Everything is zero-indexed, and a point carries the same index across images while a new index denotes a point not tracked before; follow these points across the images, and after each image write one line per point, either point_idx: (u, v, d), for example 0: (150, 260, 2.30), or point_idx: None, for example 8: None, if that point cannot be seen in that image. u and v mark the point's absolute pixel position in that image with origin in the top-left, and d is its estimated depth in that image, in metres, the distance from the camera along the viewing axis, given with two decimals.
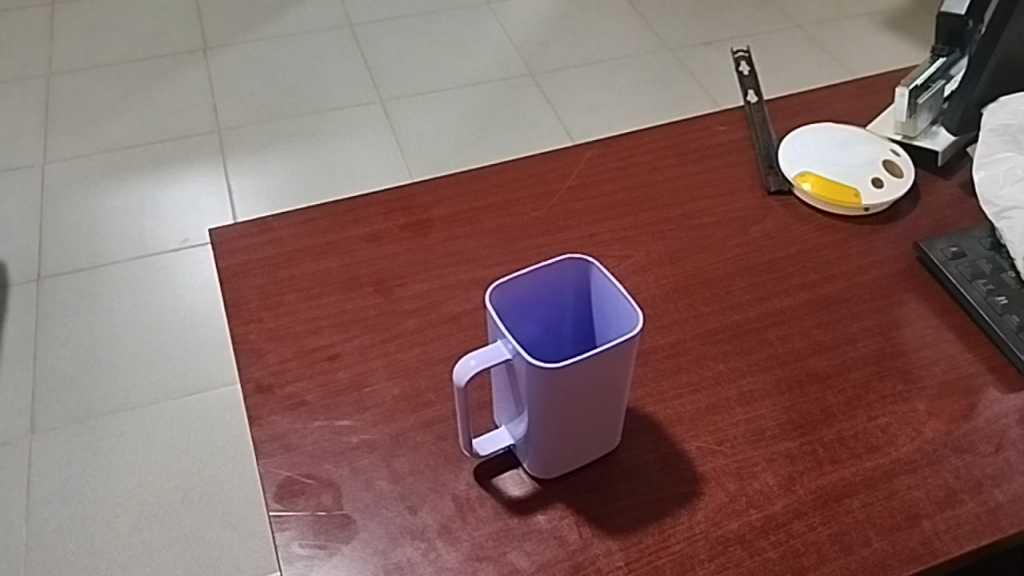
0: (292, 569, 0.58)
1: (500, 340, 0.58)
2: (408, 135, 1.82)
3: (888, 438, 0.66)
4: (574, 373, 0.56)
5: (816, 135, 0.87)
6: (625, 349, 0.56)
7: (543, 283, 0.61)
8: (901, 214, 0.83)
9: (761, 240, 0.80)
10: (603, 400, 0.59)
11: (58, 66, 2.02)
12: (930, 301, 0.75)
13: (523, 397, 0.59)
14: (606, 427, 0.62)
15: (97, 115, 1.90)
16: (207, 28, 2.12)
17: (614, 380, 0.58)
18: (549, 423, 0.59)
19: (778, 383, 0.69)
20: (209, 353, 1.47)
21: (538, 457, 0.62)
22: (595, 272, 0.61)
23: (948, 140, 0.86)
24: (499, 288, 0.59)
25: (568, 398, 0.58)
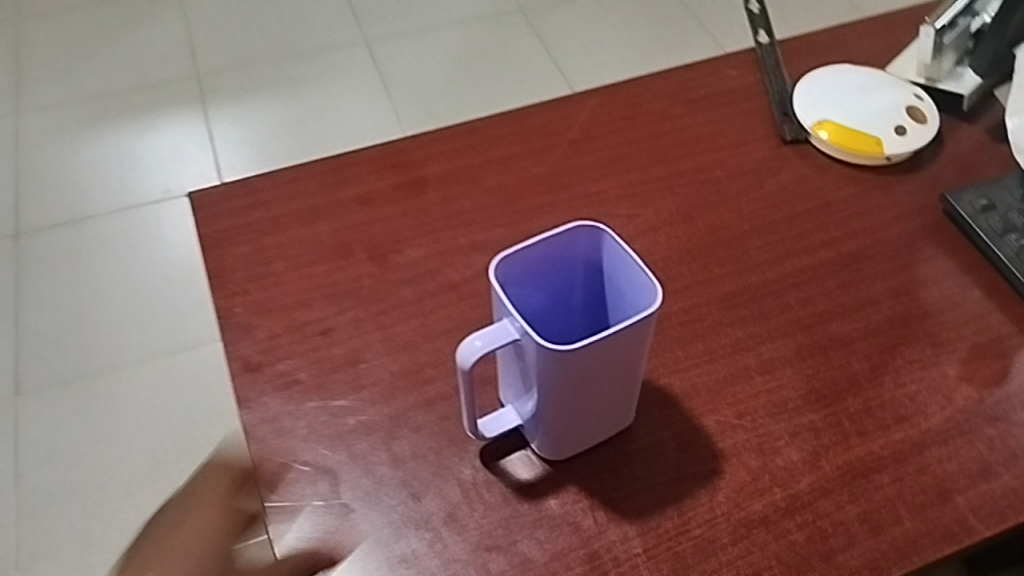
0: (312, 532, 0.56)
1: (506, 316, 0.53)
2: (396, 79, 1.75)
3: (918, 406, 0.62)
4: (590, 351, 0.52)
5: (834, 80, 0.82)
6: (644, 322, 0.52)
7: (551, 252, 0.57)
8: (925, 163, 0.78)
9: (778, 194, 0.76)
10: (619, 376, 0.56)
11: (28, 11, 1.93)
12: (957, 258, 0.71)
13: (532, 377, 0.55)
14: (621, 406, 0.58)
15: (72, 62, 1.81)
16: None
17: (631, 355, 0.54)
18: (562, 403, 0.55)
19: (800, 350, 0.65)
20: (193, 309, 1.42)
21: (549, 438, 0.58)
22: (608, 239, 0.56)
23: (975, 84, 0.81)
24: (504, 260, 0.55)
25: (581, 378, 0.54)
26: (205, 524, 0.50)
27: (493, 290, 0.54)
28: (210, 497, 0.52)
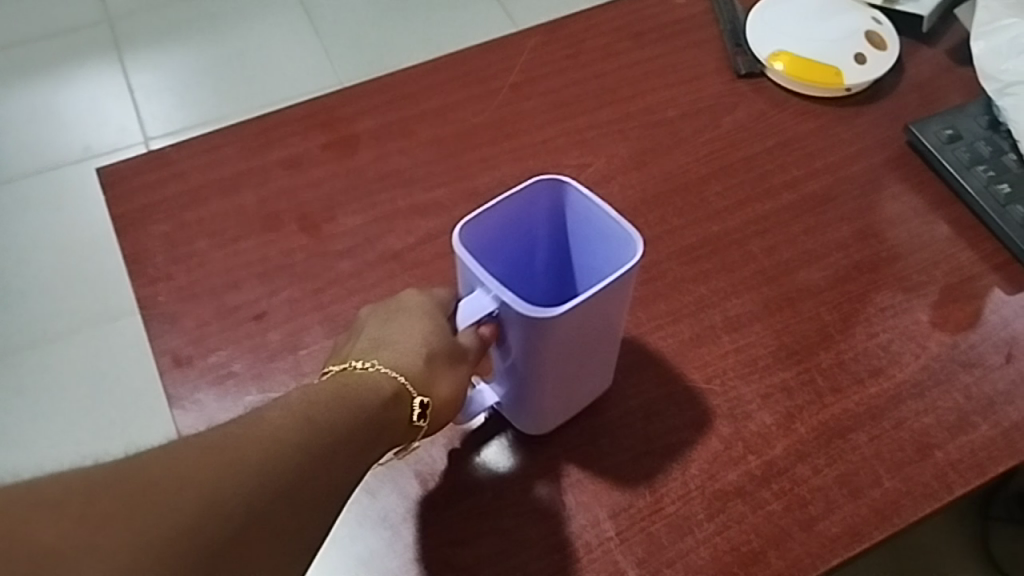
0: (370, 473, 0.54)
1: (478, 286, 0.49)
2: (321, 12, 1.65)
3: (891, 357, 0.59)
4: (575, 318, 0.48)
5: (789, 6, 0.77)
6: (627, 280, 0.48)
7: (515, 213, 0.52)
8: (886, 92, 0.74)
9: (736, 132, 0.71)
10: (599, 344, 0.52)
11: None
12: (923, 193, 0.68)
13: (507, 353, 0.50)
14: (596, 376, 0.55)
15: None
16: None
17: (612, 320, 0.51)
18: (551, 375, 0.51)
19: (767, 303, 0.62)
20: (110, 277, 1.34)
21: (533, 415, 0.54)
22: (575, 194, 0.52)
23: (934, 3, 0.77)
24: (467, 224, 0.50)
25: (565, 347, 0.49)
26: (435, 326, 0.51)
27: (461, 259, 0.49)
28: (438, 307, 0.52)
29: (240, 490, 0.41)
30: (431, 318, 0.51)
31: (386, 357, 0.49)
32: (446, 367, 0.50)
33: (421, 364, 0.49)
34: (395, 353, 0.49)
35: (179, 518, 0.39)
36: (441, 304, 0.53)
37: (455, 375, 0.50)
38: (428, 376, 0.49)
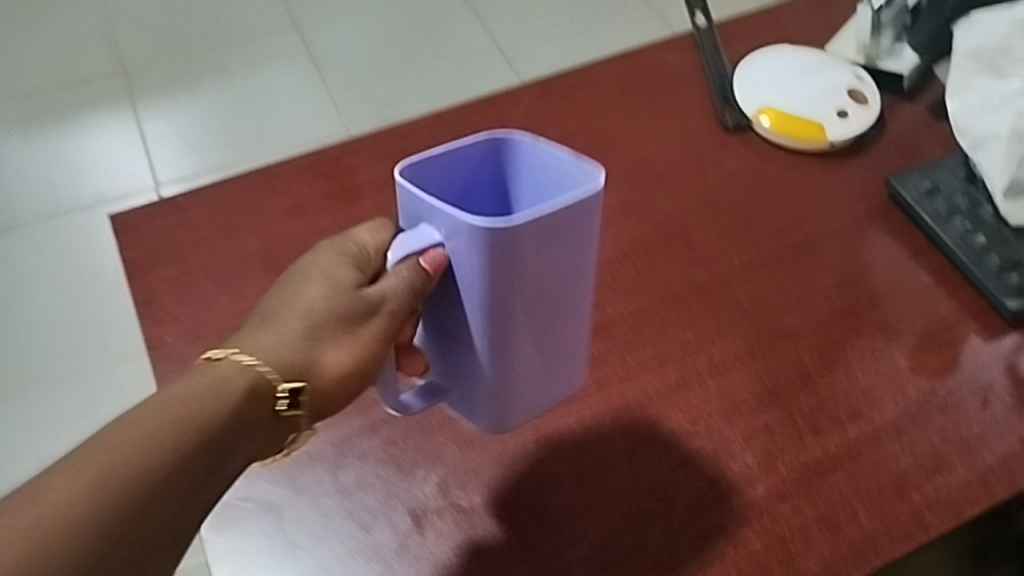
0: (367, 510, 0.56)
1: (423, 221, 0.46)
2: (330, 64, 1.70)
3: (870, 401, 0.61)
4: (531, 236, 0.44)
5: (775, 64, 0.80)
6: (594, 200, 0.45)
7: (470, 166, 0.50)
8: (868, 146, 0.77)
9: (724, 185, 0.74)
10: (572, 289, 0.48)
11: None
12: (903, 243, 0.70)
13: (462, 298, 0.47)
14: (577, 337, 0.51)
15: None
16: None
17: (583, 254, 0.47)
18: (514, 320, 0.47)
19: (751, 348, 0.64)
20: (120, 319, 1.36)
21: (499, 377, 0.50)
22: (527, 145, 0.49)
23: (914, 62, 0.79)
24: (413, 170, 0.48)
25: (524, 281, 0.46)
26: (328, 297, 0.47)
27: (403, 193, 0.47)
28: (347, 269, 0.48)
29: (99, 523, 0.39)
30: (328, 285, 0.47)
31: (261, 340, 0.46)
32: (327, 349, 0.47)
33: (293, 349, 0.46)
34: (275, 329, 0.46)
35: (46, 559, 0.37)
36: (355, 255, 0.49)
37: (340, 357, 0.47)
38: (300, 359, 0.46)
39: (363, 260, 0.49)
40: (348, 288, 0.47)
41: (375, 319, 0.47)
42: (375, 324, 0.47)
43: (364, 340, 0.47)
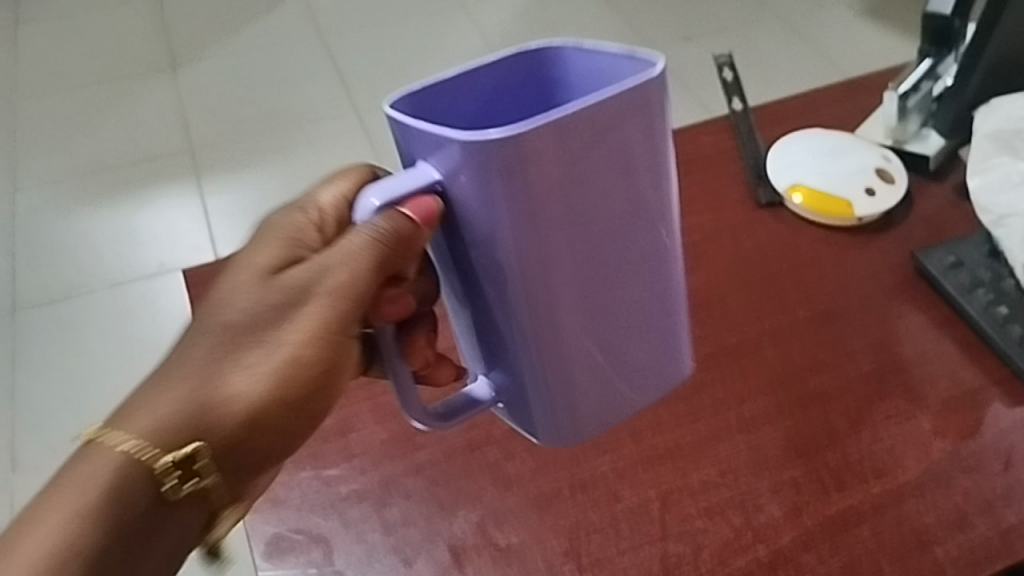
0: (406, 549, 0.60)
1: (420, 159, 0.40)
2: (385, 145, 1.79)
3: (895, 460, 0.64)
4: (557, 148, 0.36)
5: (806, 144, 0.85)
6: (632, 105, 0.37)
7: (496, 86, 0.44)
8: (896, 223, 0.80)
9: (755, 256, 0.78)
10: (624, 229, 0.40)
11: (34, 105, 2.03)
12: (929, 313, 0.73)
13: (490, 247, 0.40)
14: (647, 298, 0.43)
15: (80, 147, 1.89)
16: (177, 48, 2.13)
17: (631, 183, 0.39)
18: (559, 263, 0.39)
19: (780, 407, 0.67)
20: None
21: (554, 341, 0.42)
22: (567, 48, 0.44)
23: (939, 144, 0.84)
24: (427, 91, 0.42)
25: (561, 212, 0.38)
26: (248, 303, 0.45)
27: (393, 125, 0.40)
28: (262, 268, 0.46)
29: None
30: (240, 292, 0.45)
31: (155, 394, 0.44)
32: (245, 370, 0.44)
33: (202, 385, 0.44)
34: (178, 360, 0.45)
35: None
36: (286, 244, 0.46)
37: (265, 372, 0.45)
38: (211, 390, 0.44)
39: (293, 248, 0.46)
40: (266, 289, 0.45)
41: (305, 313, 0.45)
42: (306, 320, 0.45)
43: (298, 344, 0.45)
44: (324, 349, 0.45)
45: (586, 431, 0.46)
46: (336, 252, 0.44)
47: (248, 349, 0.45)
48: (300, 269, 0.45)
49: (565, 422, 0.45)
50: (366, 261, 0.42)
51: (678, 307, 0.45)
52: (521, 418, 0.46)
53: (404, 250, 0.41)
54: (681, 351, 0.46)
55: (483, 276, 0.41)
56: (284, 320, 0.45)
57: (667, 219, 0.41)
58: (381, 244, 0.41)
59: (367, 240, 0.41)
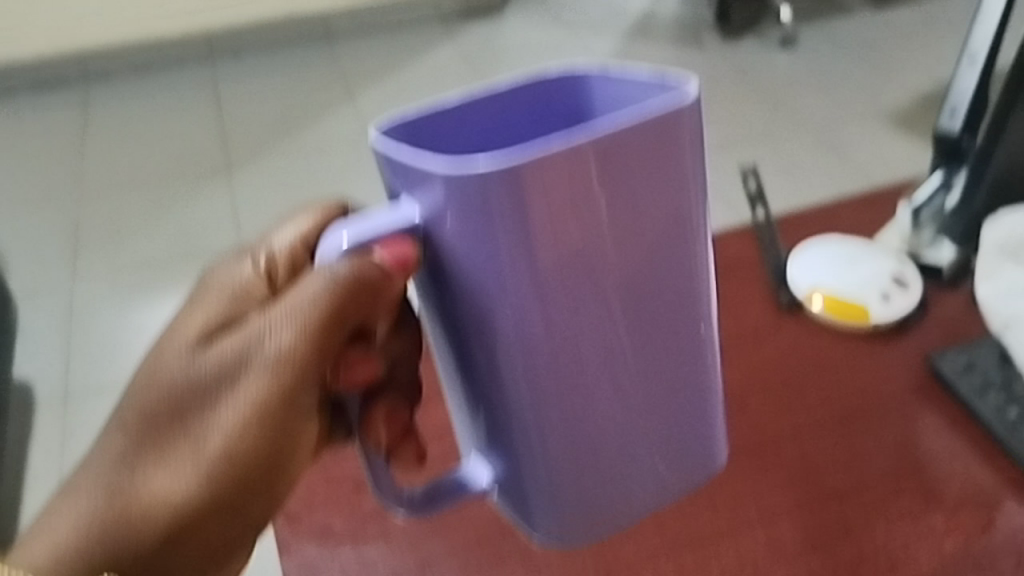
0: None
1: (405, 195, 0.43)
2: None
3: (910, 555, 0.66)
4: (558, 177, 0.38)
5: (825, 251, 0.90)
6: (647, 134, 0.39)
7: (516, 108, 0.48)
8: (912, 327, 0.84)
9: (777, 357, 0.82)
10: (617, 268, 0.41)
11: (117, 262, 2.22)
12: (944, 414, 0.76)
13: (487, 281, 0.42)
14: (642, 342, 0.44)
15: (160, 306, 2.07)
16: (246, 211, 2.33)
17: (624, 221, 0.41)
18: (558, 291, 0.41)
19: (798, 501, 0.70)
20: None
21: (553, 371, 0.43)
22: (592, 74, 0.48)
23: (953, 254, 0.88)
24: (441, 111, 0.46)
25: (560, 241, 0.40)
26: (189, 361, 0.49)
27: (381, 153, 0.43)
28: (195, 338, 0.50)
29: None
30: (172, 369, 0.50)
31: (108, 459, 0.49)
32: (195, 425, 0.50)
33: (151, 444, 0.49)
34: (110, 455, 0.49)
35: None
36: (224, 298, 0.52)
37: (191, 465, 0.50)
38: (137, 488, 0.49)
39: (235, 302, 0.52)
40: (198, 363, 0.49)
41: (240, 390, 0.50)
42: (239, 399, 0.50)
43: (230, 425, 0.50)
44: (257, 425, 0.50)
45: (578, 480, 0.47)
46: (277, 314, 0.48)
47: (177, 440, 0.50)
48: (236, 339, 0.49)
49: (555, 468, 0.47)
50: (310, 316, 0.47)
51: (691, 345, 0.46)
52: (513, 465, 0.48)
53: (375, 293, 0.45)
54: (684, 401, 0.47)
55: (474, 313, 0.43)
56: (221, 390, 0.50)
57: (665, 263, 0.43)
58: (339, 290, 0.45)
59: (323, 287, 0.46)
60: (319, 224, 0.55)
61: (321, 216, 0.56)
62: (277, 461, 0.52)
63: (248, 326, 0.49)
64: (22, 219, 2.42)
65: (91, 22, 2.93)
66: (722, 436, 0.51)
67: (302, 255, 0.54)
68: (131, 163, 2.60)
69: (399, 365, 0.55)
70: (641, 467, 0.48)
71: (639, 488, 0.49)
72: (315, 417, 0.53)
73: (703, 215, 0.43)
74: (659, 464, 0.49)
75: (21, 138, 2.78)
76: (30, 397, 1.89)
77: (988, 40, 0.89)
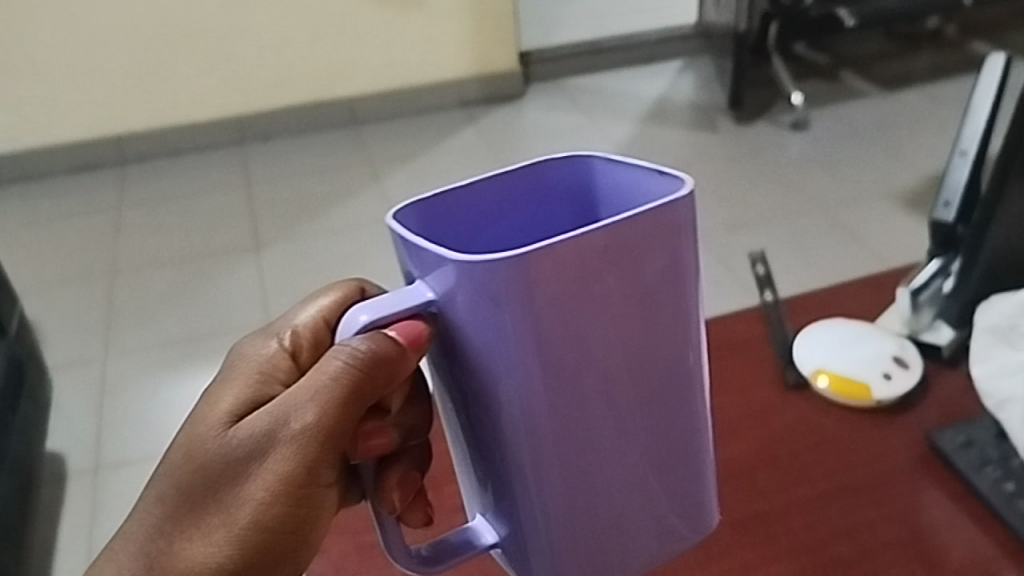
0: None
1: (416, 277, 0.48)
2: None
3: None
4: (564, 264, 0.44)
5: (830, 334, 0.95)
6: (642, 226, 0.44)
7: (519, 185, 0.55)
8: (914, 405, 0.89)
9: (784, 432, 0.87)
10: (614, 352, 0.47)
11: (142, 344, 2.27)
12: (946, 487, 0.80)
13: (495, 359, 0.47)
14: (637, 418, 0.49)
15: (184, 388, 2.12)
16: (270, 293, 2.38)
17: (621, 312, 0.46)
18: (562, 367, 0.46)
19: (803, 569, 0.74)
20: None
21: (559, 438, 0.48)
22: (595, 159, 0.54)
23: (951, 335, 0.93)
24: (454, 191, 0.52)
25: (564, 321, 0.45)
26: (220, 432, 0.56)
27: (399, 241, 0.48)
28: (228, 416, 0.57)
29: None
30: (207, 443, 0.56)
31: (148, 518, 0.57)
32: (221, 490, 0.55)
33: (182, 506, 0.56)
34: (150, 527, 0.56)
35: None
36: (256, 374, 0.59)
37: (221, 536, 0.55)
38: (176, 557, 0.56)
39: (266, 379, 0.59)
40: (229, 441, 0.55)
41: (266, 464, 0.54)
42: (266, 473, 0.54)
43: (256, 498, 0.55)
44: (281, 498, 0.55)
45: (578, 546, 0.52)
46: (300, 392, 0.53)
47: (210, 512, 0.56)
48: (263, 418, 0.54)
49: (557, 536, 0.51)
50: (331, 394, 0.51)
51: (685, 409, 0.51)
52: (516, 533, 0.52)
53: (391, 371, 0.49)
54: (674, 472, 0.52)
55: (484, 390, 0.48)
56: (247, 460, 0.55)
57: (657, 347, 0.48)
58: (358, 367, 0.49)
59: (336, 366, 0.50)
60: (339, 306, 0.60)
61: (340, 297, 0.61)
62: (301, 529, 0.57)
63: (275, 406, 0.54)
64: (59, 295, 2.51)
65: (130, 108, 3.07)
66: (711, 503, 0.56)
67: (324, 334, 0.59)
68: (164, 241, 2.69)
69: (418, 432, 0.58)
70: (636, 532, 0.53)
71: (634, 552, 0.53)
72: (335, 487, 0.57)
73: (691, 304, 0.48)
74: (652, 531, 0.53)
75: (60, 217, 2.90)
76: (61, 469, 1.94)
77: (978, 134, 0.95)
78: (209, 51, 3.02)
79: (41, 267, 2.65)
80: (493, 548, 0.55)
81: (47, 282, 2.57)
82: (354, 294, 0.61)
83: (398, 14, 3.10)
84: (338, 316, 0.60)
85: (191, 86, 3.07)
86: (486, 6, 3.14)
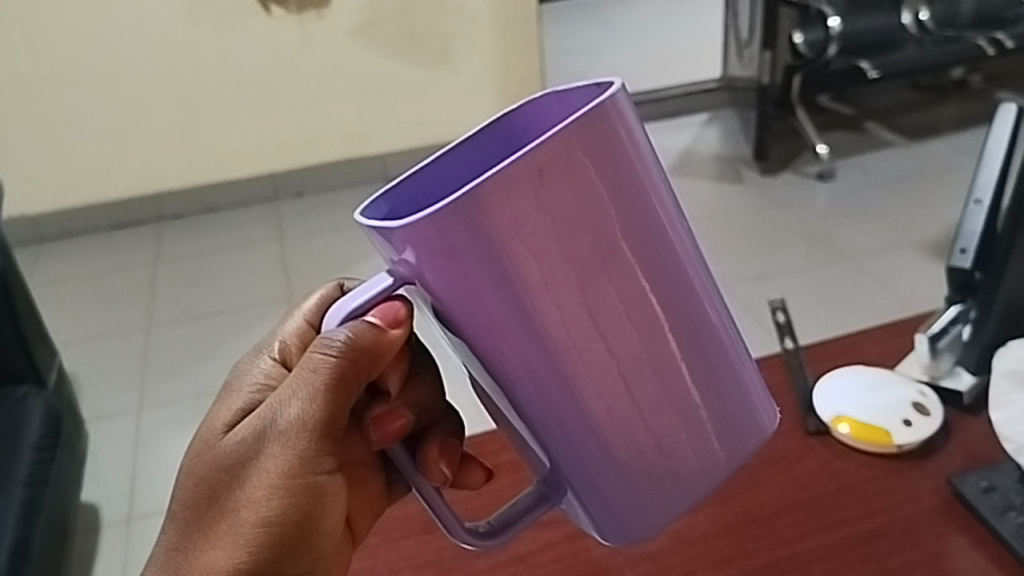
0: None
1: (380, 270, 0.50)
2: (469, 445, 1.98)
3: None
4: (502, 199, 0.44)
5: (847, 378, 0.96)
6: (576, 137, 0.44)
7: (488, 150, 0.54)
8: (935, 451, 0.89)
9: (804, 478, 0.87)
10: (588, 261, 0.46)
11: (174, 395, 2.32)
12: (969, 533, 0.80)
13: (480, 319, 0.47)
14: (632, 326, 0.48)
15: None
16: None
17: (580, 223, 0.45)
18: (554, 296, 0.46)
19: None
20: None
21: (563, 373, 0.48)
22: (546, 98, 0.52)
23: (970, 381, 0.94)
24: (416, 175, 0.53)
25: (534, 251, 0.45)
26: (215, 442, 0.62)
27: (367, 232, 0.48)
28: (223, 427, 0.63)
29: None
30: (207, 453, 0.62)
31: (170, 531, 0.62)
32: (223, 492, 0.61)
33: (193, 515, 0.61)
34: (165, 550, 0.61)
35: None
36: (243, 389, 0.65)
37: (228, 542, 0.60)
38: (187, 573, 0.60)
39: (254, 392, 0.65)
40: (225, 446, 0.61)
41: (263, 462, 0.60)
42: (263, 471, 0.60)
43: (255, 498, 0.60)
44: (280, 492, 0.60)
45: (621, 474, 0.52)
46: (284, 391, 0.59)
47: (217, 520, 0.61)
48: (253, 422, 0.60)
49: (596, 464, 0.52)
50: (316, 385, 0.56)
51: (692, 313, 0.50)
52: (565, 480, 0.53)
53: (374, 355, 0.55)
54: (696, 365, 0.51)
55: (477, 349, 0.49)
56: (243, 462, 0.60)
57: (633, 243, 0.47)
58: (336, 358, 0.55)
59: (319, 357, 0.56)
60: (321, 305, 0.67)
61: (321, 300, 0.68)
62: (307, 522, 0.62)
63: (263, 408, 0.60)
64: (93, 349, 2.56)
65: (167, 165, 3.15)
66: (757, 395, 0.55)
67: (310, 334, 0.66)
68: (197, 295, 2.75)
69: (432, 407, 0.63)
70: (683, 440, 0.52)
71: (686, 459, 0.52)
72: (336, 476, 0.62)
73: (653, 186, 0.47)
74: (700, 428, 0.52)
75: (99, 273, 2.98)
76: (96, 518, 1.98)
77: (992, 182, 0.95)
78: (244, 114, 3.11)
79: (78, 321, 2.72)
80: (559, 504, 0.57)
81: (84, 335, 2.64)
82: (334, 293, 0.69)
83: (425, 73, 3.17)
84: (320, 316, 0.67)
85: (227, 145, 3.15)
86: (513, 64, 3.21)
